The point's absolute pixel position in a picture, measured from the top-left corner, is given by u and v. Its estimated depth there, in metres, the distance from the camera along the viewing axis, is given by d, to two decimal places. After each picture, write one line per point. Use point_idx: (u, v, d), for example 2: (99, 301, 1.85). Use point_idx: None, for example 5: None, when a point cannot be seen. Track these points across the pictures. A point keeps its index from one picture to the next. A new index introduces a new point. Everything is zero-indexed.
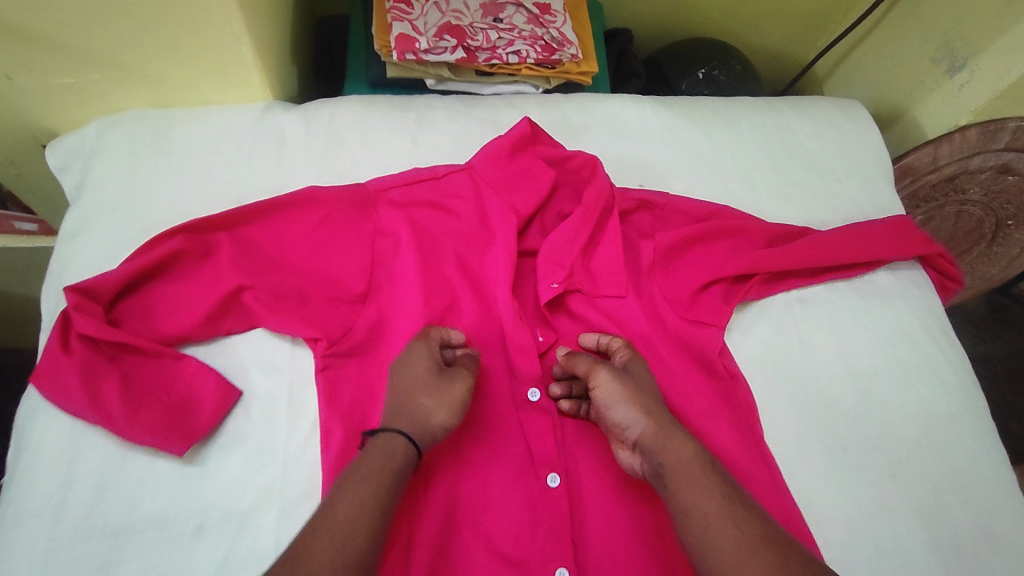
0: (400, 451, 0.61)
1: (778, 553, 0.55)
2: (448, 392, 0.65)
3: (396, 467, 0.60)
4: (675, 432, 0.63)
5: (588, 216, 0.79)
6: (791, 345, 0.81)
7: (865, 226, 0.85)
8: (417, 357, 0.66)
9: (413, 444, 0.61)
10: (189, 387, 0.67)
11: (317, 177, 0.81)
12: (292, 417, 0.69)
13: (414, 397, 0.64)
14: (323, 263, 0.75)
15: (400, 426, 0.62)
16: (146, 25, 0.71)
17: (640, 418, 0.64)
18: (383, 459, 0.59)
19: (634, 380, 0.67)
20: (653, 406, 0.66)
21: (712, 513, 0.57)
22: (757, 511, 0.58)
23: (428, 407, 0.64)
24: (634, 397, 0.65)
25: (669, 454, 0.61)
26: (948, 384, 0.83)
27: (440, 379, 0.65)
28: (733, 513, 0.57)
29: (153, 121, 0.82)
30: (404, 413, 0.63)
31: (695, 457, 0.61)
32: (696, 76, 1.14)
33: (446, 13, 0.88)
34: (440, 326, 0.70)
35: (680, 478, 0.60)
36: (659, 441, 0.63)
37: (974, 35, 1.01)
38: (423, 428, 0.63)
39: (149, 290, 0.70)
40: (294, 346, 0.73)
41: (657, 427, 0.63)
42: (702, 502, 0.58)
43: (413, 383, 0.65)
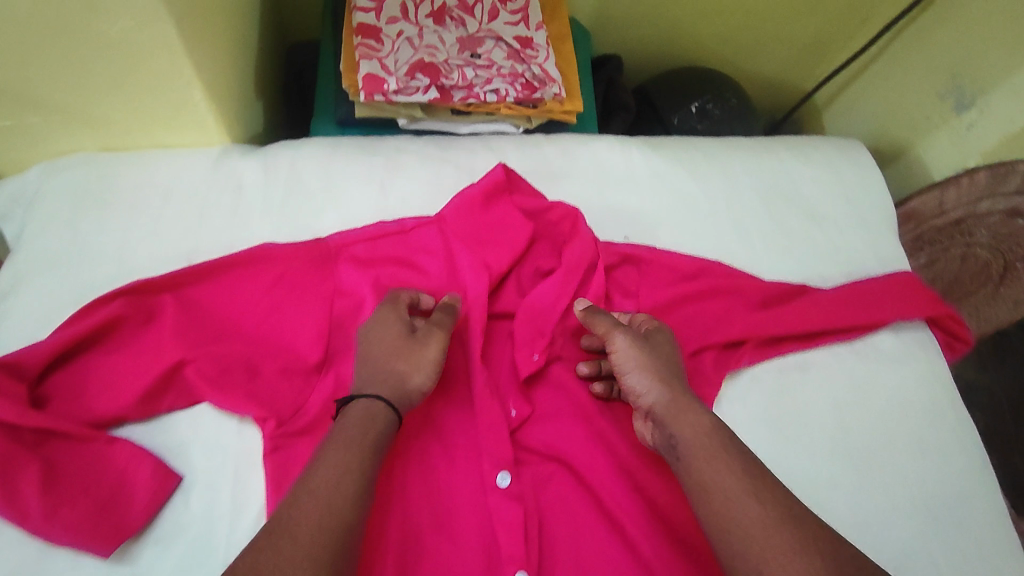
0: (380, 415, 0.60)
1: (795, 528, 0.54)
2: (422, 353, 0.65)
3: (377, 429, 0.59)
4: (689, 406, 0.63)
5: (568, 278, 0.74)
6: (786, 417, 0.75)
7: (863, 284, 0.80)
8: (387, 321, 0.66)
9: (392, 408, 0.61)
10: (121, 475, 0.61)
11: (273, 231, 0.74)
12: (236, 508, 0.64)
13: (388, 360, 0.63)
14: (277, 329, 0.68)
15: (378, 391, 0.61)
16: (86, 68, 0.64)
17: (654, 387, 0.65)
18: (360, 423, 0.58)
19: (652, 349, 0.67)
20: (670, 376, 0.66)
21: (727, 486, 0.57)
22: (777, 488, 0.57)
23: (404, 369, 0.63)
24: (649, 366, 0.66)
25: (683, 425, 0.62)
26: (952, 459, 0.78)
27: (412, 341, 0.65)
28: (749, 486, 0.57)
29: (96, 166, 0.75)
30: (380, 378, 0.62)
31: (709, 430, 0.61)
32: (689, 110, 1.09)
33: (419, 49, 0.81)
34: (408, 289, 0.70)
35: (693, 451, 0.60)
36: (672, 410, 0.63)
37: (984, 72, 0.95)
38: (401, 393, 0.62)
39: (81, 362, 0.64)
40: (241, 424, 0.67)
41: (670, 399, 0.64)
42: (716, 475, 0.58)
43: (384, 348, 0.64)
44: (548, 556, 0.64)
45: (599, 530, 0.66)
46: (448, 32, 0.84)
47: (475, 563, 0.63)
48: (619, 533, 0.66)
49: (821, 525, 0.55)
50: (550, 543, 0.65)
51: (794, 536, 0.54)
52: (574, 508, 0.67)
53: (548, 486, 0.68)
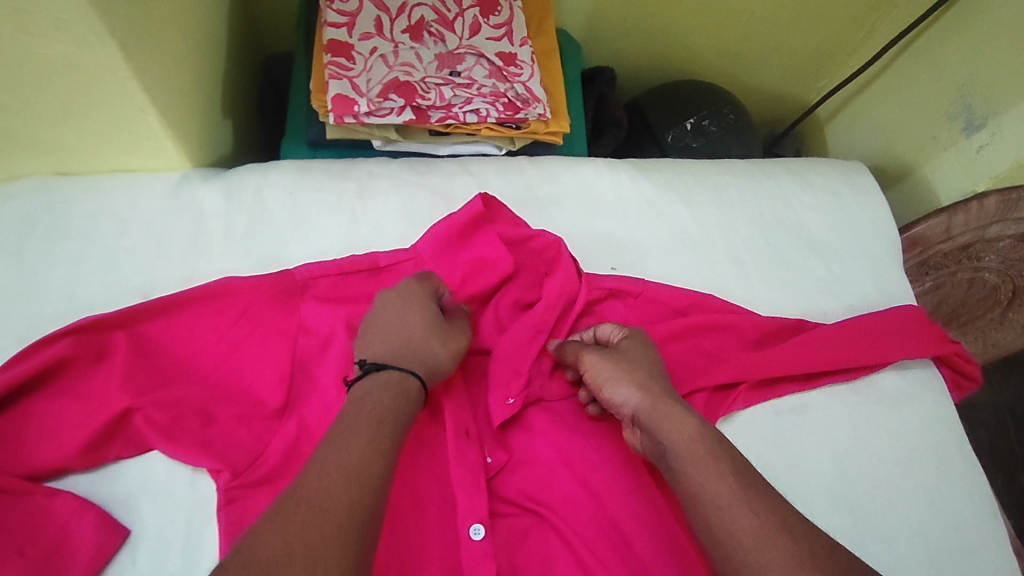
0: (412, 391, 0.58)
1: (798, 539, 0.49)
2: (455, 339, 0.63)
3: (408, 405, 0.56)
4: (673, 408, 0.58)
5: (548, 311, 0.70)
6: (783, 464, 0.71)
7: (865, 320, 0.76)
8: (420, 296, 0.64)
9: (423, 386, 0.59)
10: (62, 530, 0.57)
11: (236, 264, 0.71)
12: (187, 566, 0.59)
13: (422, 335, 0.61)
14: (236, 371, 0.64)
15: (411, 366, 0.59)
16: (28, 93, 0.60)
17: (632, 395, 0.60)
18: (393, 396, 0.56)
19: (625, 357, 0.63)
20: (650, 380, 0.61)
21: (723, 496, 0.52)
22: (774, 495, 0.52)
23: (435, 347, 0.61)
24: (626, 372, 0.61)
25: (670, 431, 0.56)
26: (960, 506, 0.73)
27: (444, 322, 0.64)
28: (746, 495, 0.51)
29: (49, 193, 0.71)
30: (412, 352, 0.60)
31: (698, 434, 0.56)
32: (684, 126, 1.05)
33: (394, 68, 0.78)
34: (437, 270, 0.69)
35: (684, 459, 0.55)
36: (655, 415, 0.58)
37: (996, 91, 0.90)
38: (430, 370, 0.60)
39: (23, 407, 0.59)
40: (195, 473, 0.62)
41: (652, 404, 0.59)
42: (710, 484, 0.52)
43: (419, 323, 0.62)
44: None
45: None
46: (426, 49, 0.80)
47: None
48: None
49: (823, 534, 0.50)
50: None
51: (798, 548, 0.49)
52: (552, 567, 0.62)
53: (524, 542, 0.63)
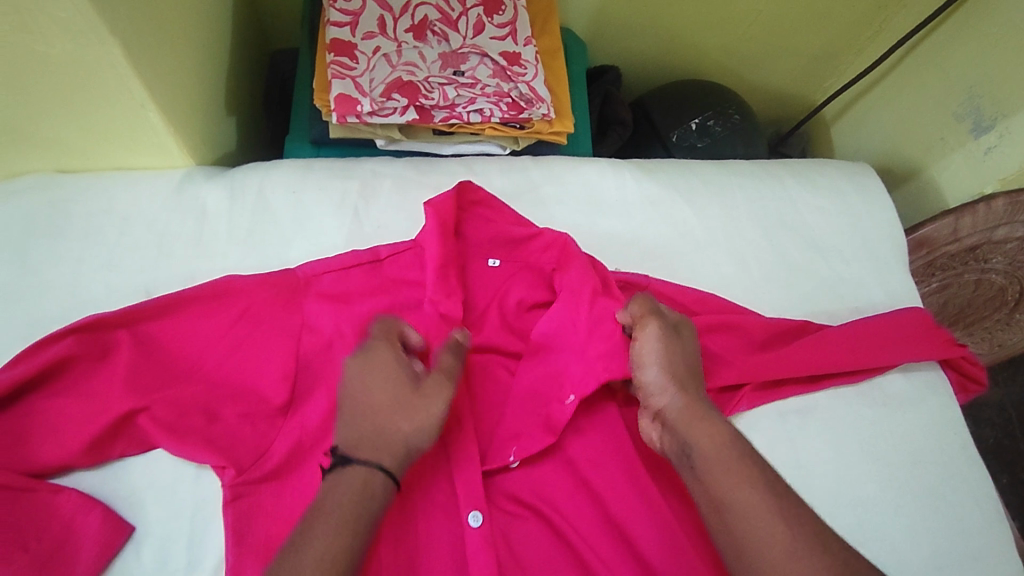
0: (379, 490, 0.53)
1: (825, 552, 0.48)
2: (420, 407, 0.57)
3: (373, 507, 0.52)
4: (704, 411, 0.58)
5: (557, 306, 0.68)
6: (787, 466, 0.70)
7: (871, 321, 0.75)
8: (385, 369, 0.58)
9: (393, 478, 0.54)
10: (68, 527, 0.57)
11: (240, 262, 0.71)
12: (192, 562, 0.60)
13: (388, 416, 0.56)
14: (238, 369, 0.63)
15: (375, 459, 0.54)
16: (28, 91, 0.60)
17: (667, 386, 0.60)
18: (353, 497, 0.52)
19: (675, 346, 0.63)
20: (687, 379, 0.61)
21: (750, 501, 0.51)
22: (804, 510, 0.51)
23: (402, 429, 0.56)
24: (670, 363, 0.61)
25: (700, 431, 0.56)
26: (966, 509, 0.73)
27: (415, 394, 0.57)
28: (773, 503, 0.51)
29: (53, 191, 0.71)
30: (377, 439, 0.55)
31: (727, 439, 0.56)
32: (689, 126, 1.04)
33: (397, 67, 0.77)
34: (397, 325, 0.62)
35: (712, 459, 0.54)
36: (686, 413, 0.58)
37: (1004, 92, 0.89)
38: (402, 457, 0.55)
39: (26, 406, 0.60)
40: (199, 470, 0.63)
41: (684, 401, 0.59)
42: (736, 487, 0.52)
43: (382, 404, 0.56)
44: None
45: None
46: (430, 48, 0.80)
47: None
48: None
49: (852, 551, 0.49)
50: None
51: (824, 560, 0.48)
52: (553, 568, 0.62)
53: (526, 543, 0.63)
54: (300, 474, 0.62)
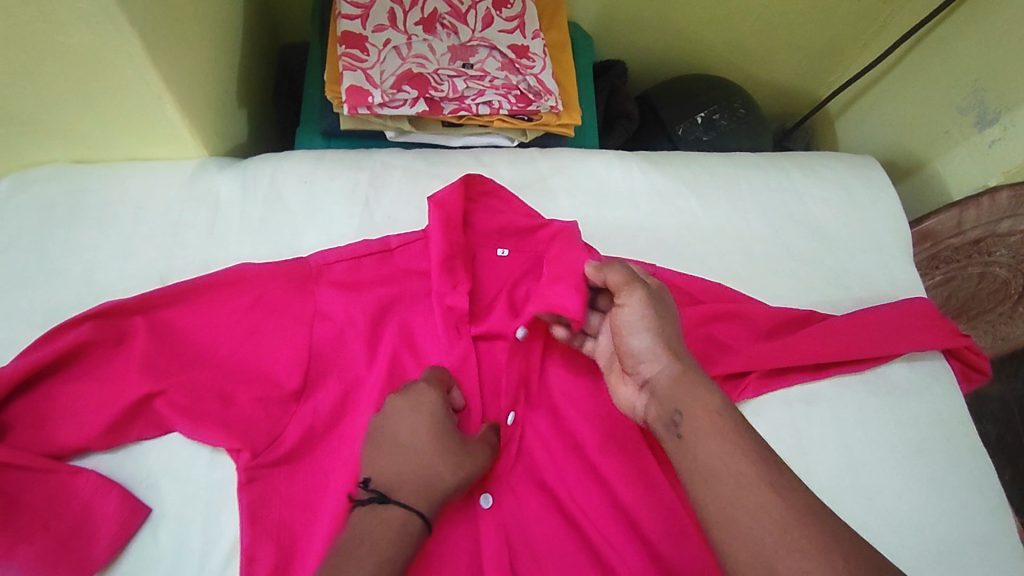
0: (413, 535, 0.56)
1: (817, 523, 0.46)
2: (464, 459, 0.60)
3: (407, 552, 0.55)
4: (698, 377, 0.56)
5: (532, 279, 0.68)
6: (791, 453, 0.72)
7: (876, 312, 0.76)
8: (440, 422, 0.61)
9: (427, 526, 0.57)
10: (87, 507, 0.59)
11: (253, 250, 0.72)
12: (207, 543, 0.61)
13: (436, 465, 0.59)
14: (252, 355, 0.64)
15: (415, 503, 0.57)
16: (48, 81, 0.61)
17: (659, 353, 0.58)
18: (393, 539, 0.54)
19: (664, 312, 0.60)
20: (678, 345, 0.59)
21: (741, 470, 0.49)
22: (797, 480, 0.49)
23: (442, 477, 0.58)
24: (661, 328, 0.59)
25: (693, 399, 0.54)
26: (970, 496, 0.74)
27: (463, 451, 0.60)
28: (765, 473, 0.48)
29: (70, 181, 0.72)
30: (418, 484, 0.58)
31: (721, 407, 0.53)
32: (694, 120, 1.05)
33: (407, 60, 0.79)
34: (447, 379, 0.65)
35: (704, 426, 0.52)
36: (681, 380, 0.56)
37: (1008, 86, 0.90)
38: (438, 507, 0.58)
39: (44, 390, 0.61)
40: (214, 454, 0.64)
41: (677, 368, 0.56)
42: (727, 456, 0.50)
43: (431, 453, 0.59)
44: None
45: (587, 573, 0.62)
46: (439, 41, 0.81)
47: None
48: None
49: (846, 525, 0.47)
50: None
51: (815, 531, 0.45)
52: (560, 550, 0.63)
53: (534, 525, 0.64)
54: (313, 458, 0.63)
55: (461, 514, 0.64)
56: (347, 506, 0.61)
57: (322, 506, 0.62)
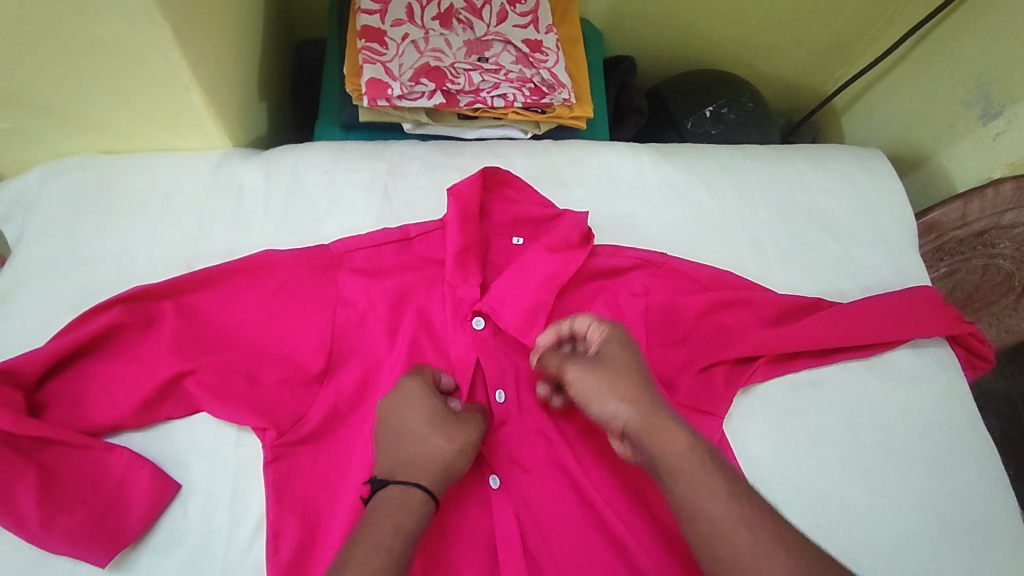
0: (417, 507, 0.55)
1: (789, 562, 0.48)
2: (457, 432, 0.60)
3: (415, 524, 0.54)
4: (662, 425, 0.55)
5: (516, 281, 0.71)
6: (798, 435, 0.74)
7: (881, 300, 0.78)
8: (428, 395, 0.61)
9: (432, 497, 0.56)
10: (120, 482, 0.61)
11: (276, 237, 0.74)
12: (234, 518, 0.63)
13: (430, 440, 0.59)
14: (278, 338, 0.66)
15: (413, 480, 0.56)
16: (82, 74, 0.64)
17: (620, 411, 0.56)
18: (397, 516, 0.54)
19: (610, 366, 0.58)
20: (637, 392, 0.57)
21: (717, 518, 0.50)
22: (765, 510, 0.51)
23: (439, 451, 0.58)
24: (615, 385, 0.57)
25: (665, 449, 0.53)
26: (973, 479, 0.75)
27: (454, 421, 0.61)
28: (739, 516, 0.50)
29: (100, 170, 0.75)
30: (415, 462, 0.57)
31: (692, 451, 0.53)
32: (703, 114, 1.07)
33: (425, 53, 0.81)
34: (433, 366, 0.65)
35: (679, 474, 0.52)
36: (649, 430, 0.55)
37: (1013, 79, 0.92)
38: (439, 480, 0.58)
39: (78, 370, 0.63)
40: (240, 433, 0.66)
41: (641, 422, 0.55)
42: (703, 503, 0.51)
43: (424, 428, 0.59)
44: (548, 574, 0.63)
45: (600, 549, 0.65)
46: (455, 35, 0.83)
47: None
48: (621, 553, 0.65)
49: (815, 550, 0.50)
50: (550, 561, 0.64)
51: (793, 567, 0.48)
52: (573, 525, 0.65)
53: (548, 502, 0.66)
54: (336, 438, 0.65)
55: (477, 489, 0.66)
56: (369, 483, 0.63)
57: (344, 484, 0.64)
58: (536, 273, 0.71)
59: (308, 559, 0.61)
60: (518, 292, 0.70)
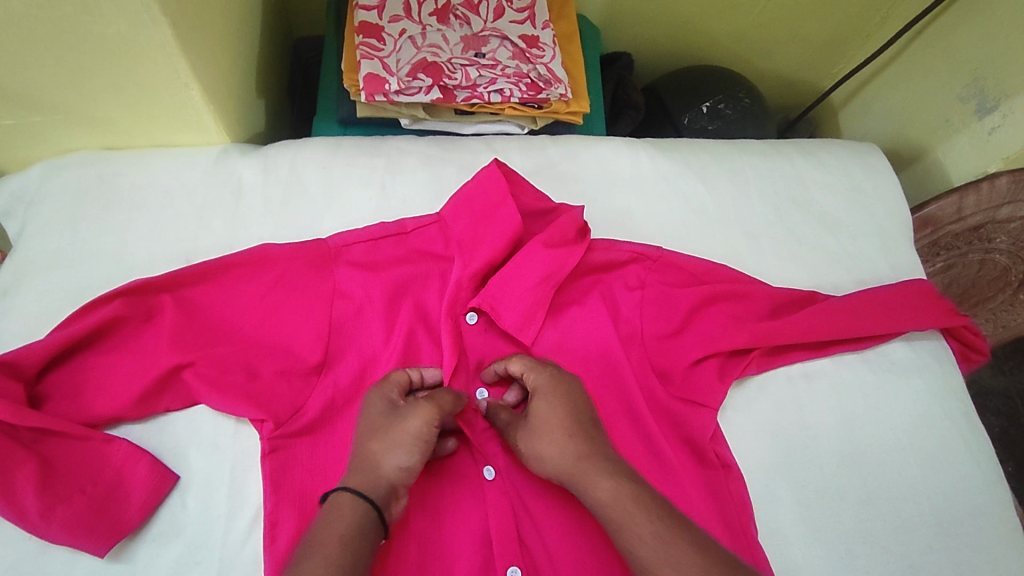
0: (347, 507, 0.54)
1: None
2: (395, 428, 0.58)
3: (342, 523, 0.53)
4: (587, 474, 0.56)
5: (517, 280, 0.71)
6: (793, 427, 0.74)
7: (876, 292, 0.78)
8: (369, 399, 0.62)
9: (361, 495, 0.55)
10: (118, 474, 0.62)
11: (274, 231, 0.75)
12: (233, 509, 0.64)
13: (366, 440, 0.58)
14: (276, 331, 0.67)
15: (346, 482, 0.56)
16: (82, 71, 0.64)
17: (551, 467, 0.59)
18: (323, 520, 0.54)
19: (535, 426, 0.60)
20: (561, 446, 0.58)
21: (644, 563, 0.51)
22: (689, 550, 0.51)
23: (375, 451, 0.58)
24: (541, 445, 0.59)
25: (592, 500, 0.56)
26: (968, 471, 0.76)
27: (392, 417, 0.59)
28: (662, 558, 0.51)
29: (100, 166, 0.76)
30: (353, 465, 0.58)
31: (616, 498, 0.55)
32: (700, 109, 1.07)
33: (422, 49, 0.82)
34: (400, 370, 0.65)
35: (607, 524, 0.54)
36: (577, 483, 0.57)
37: (1007, 75, 0.92)
38: (374, 480, 0.56)
39: (79, 363, 0.64)
40: (238, 424, 0.67)
41: (569, 474, 0.58)
42: (631, 549, 0.53)
43: (361, 431, 0.60)
44: (544, 564, 0.63)
45: (595, 540, 0.65)
46: (452, 31, 0.84)
47: (470, 566, 0.62)
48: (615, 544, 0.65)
49: None
50: (546, 552, 0.64)
51: None
52: (568, 517, 0.66)
53: (543, 494, 0.67)
54: (333, 430, 0.66)
55: (473, 480, 0.67)
56: None
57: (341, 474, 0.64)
58: (534, 272, 0.71)
59: None
60: (517, 291, 0.71)
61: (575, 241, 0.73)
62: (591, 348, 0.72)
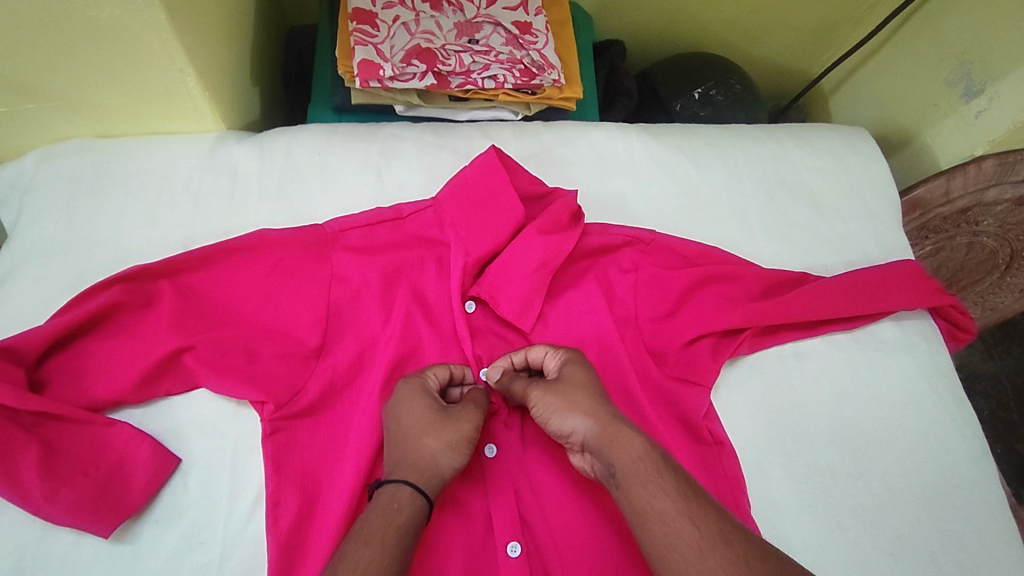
0: (408, 502, 0.55)
1: (732, 551, 0.49)
2: (453, 429, 0.60)
3: (405, 517, 0.54)
4: (620, 428, 0.57)
5: (513, 269, 0.72)
6: (786, 405, 0.76)
7: (866, 273, 0.80)
8: (417, 394, 0.61)
9: (422, 492, 0.56)
10: (121, 457, 0.62)
11: (271, 217, 0.76)
12: (234, 490, 0.64)
13: (422, 438, 0.58)
14: (275, 315, 0.67)
15: (406, 476, 0.56)
16: (76, 58, 0.64)
17: (579, 421, 0.58)
18: (388, 513, 0.54)
19: (568, 384, 0.61)
20: (596, 403, 0.59)
21: (667, 512, 0.52)
22: (716, 507, 0.52)
23: (433, 449, 0.58)
24: (570, 403, 0.59)
25: (619, 452, 0.56)
26: (956, 446, 0.78)
27: (445, 416, 0.60)
28: (687, 509, 0.51)
29: (96, 154, 0.76)
30: (409, 459, 0.57)
31: (647, 453, 0.55)
32: (692, 96, 1.08)
33: (416, 35, 0.82)
34: (441, 366, 0.65)
35: (632, 478, 0.54)
36: (604, 438, 0.57)
37: (993, 57, 0.94)
38: (430, 475, 0.57)
39: (78, 349, 0.64)
40: (239, 407, 0.67)
41: (599, 427, 0.57)
42: (655, 500, 0.52)
43: (412, 425, 0.59)
44: (542, 539, 0.65)
45: (591, 516, 0.66)
46: (446, 18, 0.85)
47: (470, 543, 0.64)
48: (612, 520, 0.66)
49: (758, 541, 0.50)
50: (544, 528, 0.65)
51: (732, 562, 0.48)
52: (565, 494, 0.67)
53: (541, 471, 0.68)
54: (334, 412, 0.67)
55: (473, 459, 0.68)
56: (368, 455, 0.64)
57: (343, 455, 0.65)
58: (530, 259, 0.72)
59: (308, 528, 0.62)
60: (514, 278, 0.72)
61: (574, 228, 0.74)
62: (588, 329, 0.73)
